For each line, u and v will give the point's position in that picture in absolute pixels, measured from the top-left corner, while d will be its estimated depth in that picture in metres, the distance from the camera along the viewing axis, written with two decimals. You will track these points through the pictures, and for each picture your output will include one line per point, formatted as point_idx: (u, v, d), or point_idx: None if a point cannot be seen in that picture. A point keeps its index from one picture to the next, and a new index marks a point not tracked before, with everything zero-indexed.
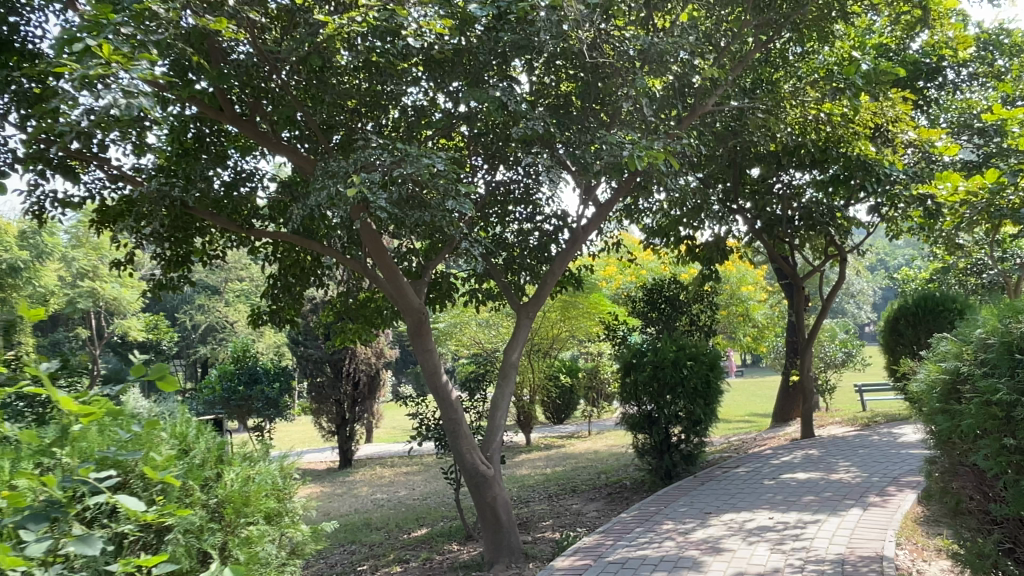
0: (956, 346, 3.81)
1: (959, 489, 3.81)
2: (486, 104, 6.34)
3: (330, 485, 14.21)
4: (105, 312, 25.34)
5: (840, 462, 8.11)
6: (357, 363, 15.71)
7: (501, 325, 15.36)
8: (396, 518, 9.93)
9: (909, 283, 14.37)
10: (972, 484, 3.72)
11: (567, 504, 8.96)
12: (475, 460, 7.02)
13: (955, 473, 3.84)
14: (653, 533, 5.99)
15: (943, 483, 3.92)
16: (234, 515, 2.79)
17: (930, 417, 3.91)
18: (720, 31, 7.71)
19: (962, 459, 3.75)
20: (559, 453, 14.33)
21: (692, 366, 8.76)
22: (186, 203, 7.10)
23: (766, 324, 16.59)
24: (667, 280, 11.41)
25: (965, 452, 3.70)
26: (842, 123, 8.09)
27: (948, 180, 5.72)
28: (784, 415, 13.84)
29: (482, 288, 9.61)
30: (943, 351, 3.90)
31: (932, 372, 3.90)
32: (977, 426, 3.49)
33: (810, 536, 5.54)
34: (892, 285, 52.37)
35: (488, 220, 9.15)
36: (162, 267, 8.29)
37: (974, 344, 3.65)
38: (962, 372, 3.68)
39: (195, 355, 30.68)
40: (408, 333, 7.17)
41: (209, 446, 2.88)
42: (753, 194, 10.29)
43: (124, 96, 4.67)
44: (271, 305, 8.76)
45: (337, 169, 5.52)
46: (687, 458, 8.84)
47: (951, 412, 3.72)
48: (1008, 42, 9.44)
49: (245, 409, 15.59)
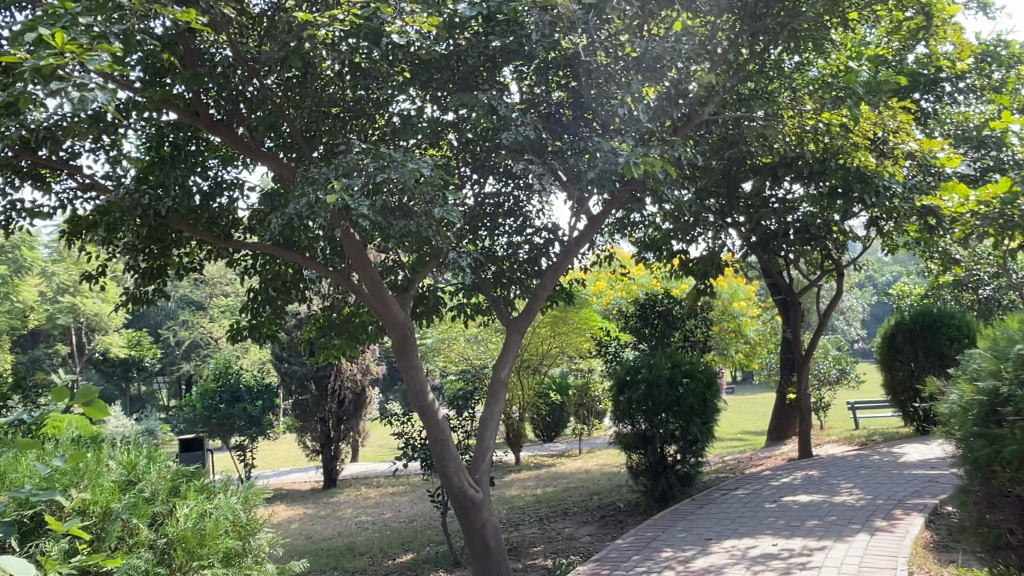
0: (993, 363, 3.63)
1: (997, 521, 3.61)
2: (474, 110, 6.12)
3: (314, 506, 13.79)
4: (85, 327, 24.82)
5: (842, 483, 7.83)
6: (342, 381, 15.28)
7: (490, 342, 15.04)
8: (381, 542, 9.55)
9: (904, 299, 14.18)
10: (1013, 517, 3.53)
11: (559, 527, 8.62)
12: (463, 484, 6.68)
13: (992, 505, 3.63)
14: (651, 562, 5.68)
15: (978, 514, 3.70)
16: (186, 558, 2.55)
17: (964, 440, 3.70)
18: (715, 40, 7.56)
19: (1004, 490, 3.54)
20: (550, 473, 13.97)
21: (688, 384, 8.47)
22: (159, 213, 6.77)
23: (759, 340, 16.35)
24: (661, 295, 11.16)
25: (1009, 482, 3.49)
26: (842, 134, 7.98)
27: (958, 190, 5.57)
28: (780, 433, 13.56)
29: (470, 302, 9.32)
30: (977, 369, 3.71)
31: (967, 393, 3.70)
32: (1021, 453, 3.35)
33: (818, 564, 5.24)
34: (884, 302, 52.40)
35: (477, 233, 8.86)
36: (137, 280, 7.95)
37: (1015, 363, 3.49)
38: (1002, 394, 3.50)
39: (178, 371, 30.12)
40: (392, 349, 6.84)
41: (162, 476, 2.69)
42: (747, 208, 10.08)
43: (77, 88, 4.38)
44: (251, 321, 8.43)
45: (317, 176, 5.22)
46: (683, 479, 8.53)
47: (991, 437, 3.53)
48: (1006, 54, 9.29)
49: (227, 427, 15.16)
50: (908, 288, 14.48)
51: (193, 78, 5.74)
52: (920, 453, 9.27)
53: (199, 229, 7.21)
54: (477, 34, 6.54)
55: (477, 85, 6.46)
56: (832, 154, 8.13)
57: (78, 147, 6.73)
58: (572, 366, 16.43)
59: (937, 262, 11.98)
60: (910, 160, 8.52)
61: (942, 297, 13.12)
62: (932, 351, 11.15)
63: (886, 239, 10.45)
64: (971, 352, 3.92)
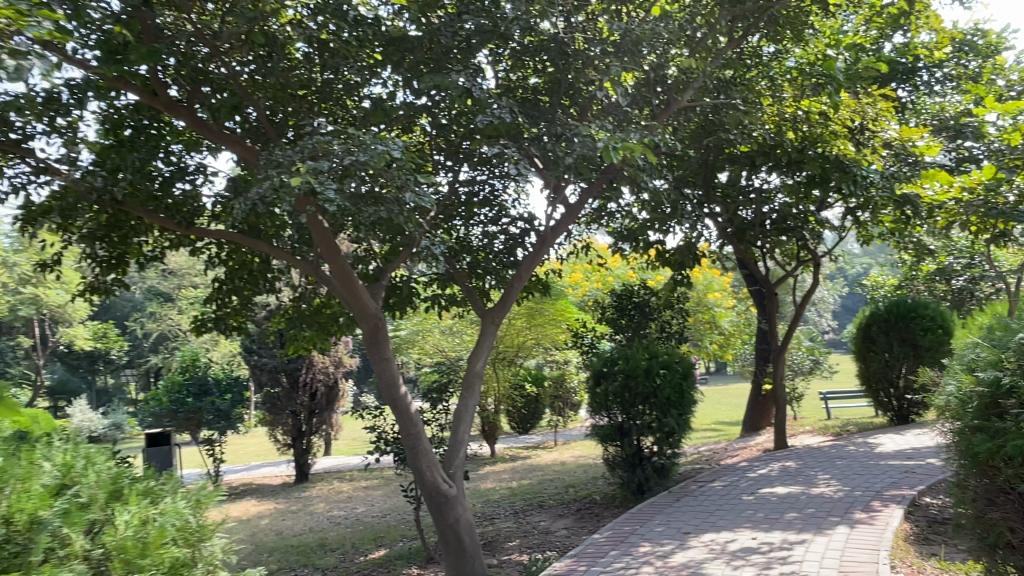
0: (994, 354, 3.70)
1: (999, 519, 3.70)
2: (447, 92, 5.89)
3: (285, 501, 13.51)
4: (48, 320, 24.15)
5: (819, 474, 7.77)
6: (314, 373, 14.98)
7: (465, 333, 14.83)
8: (353, 538, 9.34)
9: (878, 290, 14.22)
10: (1015, 514, 3.62)
11: (534, 521, 8.46)
12: (436, 479, 6.48)
13: (994, 503, 3.72)
14: (629, 558, 5.54)
15: (978, 511, 3.79)
16: (126, 569, 2.41)
17: (964, 434, 3.79)
18: (695, 25, 7.43)
19: (1006, 487, 3.61)
20: (525, 465, 13.82)
21: (665, 375, 8.35)
22: (117, 198, 6.43)
23: (734, 331, 16.33)
24: (637, 286, 11.03)
25: (1009, 477, 3.56)
26: (821, 123, 7.94)
27: (938, 177, 5.47)
28: (755, 424, 13.56)
29: (444, 293, 9.09)
30: (978, 359, 3.78)
31: (967, 385, 3.78)
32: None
33: (799, 558, 5.13)
34: (858, 295, 53.07)
35: (451, 221, 8.64)
36: (95, 268, 7.58)
37: (1016, 352, 3.55)
38: (1003, 385, 3.56)
39: (146, 364, 29.48)
40: (362, 339, 6.61)
41: (101, 479, 2.56)
42: (724, 198, 9.98)
43: (14, 58, 4.07)
44: (216, 311, 8.10)
45: (281, 158, 4.96)
46: (660, 471, 8.41)
47: (992, 431, 3.60)
48: (982, 43, 9.26)
49: (194, 421, 14.80)
50: (882, 278, 14.53)
51: (150, 53, 5.43)
52: (895, 443, 9.26)
53: (160, 215, 6.90)
54: (450, 13, 6.32)
55: (451, 66, 6.23)
56: (811, 143, 8.04)
57: (31, 127, 6.36)
58: (548, 358, 16.27)
59: (912, 253, 12.02)
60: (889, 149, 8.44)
61: (915, 287, 13.18)
62: (906, 342, 11.15)
63: (862, 229, 10.43)
64: (967, 341, 3.99)
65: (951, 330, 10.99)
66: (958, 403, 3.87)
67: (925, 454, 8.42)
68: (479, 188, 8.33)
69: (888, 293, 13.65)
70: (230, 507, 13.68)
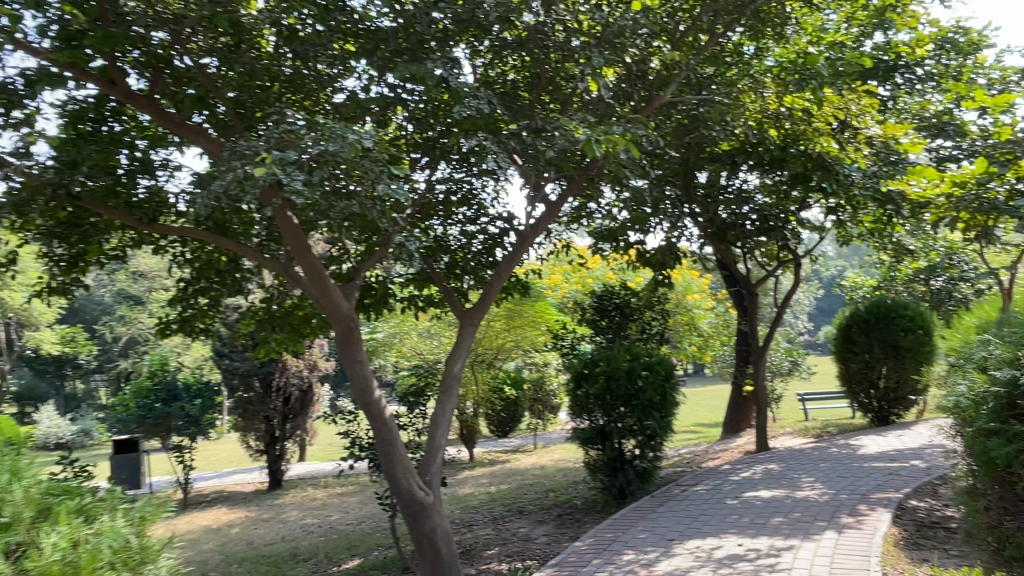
0: (1010, 352, 3.56)
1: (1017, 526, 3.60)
2: (424, 82, 5.66)
3: (257, 510, 13.16)
4: (13, 324, 23.49)
5: (803, 477, 7.63)
6: (288, 377, 14.64)
7: (443, 335, 14.57)
8: (326, 547, 9.05)
9: (857, 291, 14.21)
10: None
11: (514, 528, 8.24)
12: (412, 487, 6.21)
13: (1013, 509, 3.61)
14: (613, 566, 5.34)
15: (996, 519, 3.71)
16: None
17: (977, 437, 3.66)
18: (677, 19, 7.29)
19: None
20: (504, 470, 13.60)
21: (647, 377, 8.17)
22: (72, 192, 6.08)
23: (712, 333, 16.23)
24: (618, 287, 10.87)
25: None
26: (804, 119, 7.81)
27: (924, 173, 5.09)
28: (735, 426, 13.45)
29: (421, 293, 8.83)
30: (993, 358, 3.63)
31: (981, 386, 3.64)
32: None
33: (788, 565, 4.96)
34: (834, 297, 53.56)
35: (428, 220, 8.40)
36: (53, 268, 7.22)
37: None
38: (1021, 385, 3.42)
39: (115, 369, 28.82)
40: (335, 342, 6.31)
41: None
42: (705, 197, 9.86)
43: None
44: (181, 313, 7.76)
45: (247, 148, 4.69)
46: (642, 475, 8.24)
47: (1009, 435, 3.46)
48: (963, 42, 9.22)
49: (163, 427, 14.38)
50: (861, 279, 14.52)
51: (106, 38, 5.11)
52: (877, 445, 9.17)
53: (121, 211, 6.56)
54: (426, 1, 6.13)
55: (427, 57, 6.01)
56: (794, 140, 7.92)
57: None
58: (527, 360, 16.06)
59: (891, 253, 12.00)
60: (871, 147, 8.37)
61: (893, 288, 13.17)
62: (887, 343, 11.09)
63: (843, 229, 10.36)
64: (978, 339, 3.86)
65: (931, 331, 11.05)
66: (971, 405, 3.72)
67: (908, 455, 8.33)
68: (456, 185, 8.11)
69: (867, 294, 13.64)
70: (200, 516, 13.29)
